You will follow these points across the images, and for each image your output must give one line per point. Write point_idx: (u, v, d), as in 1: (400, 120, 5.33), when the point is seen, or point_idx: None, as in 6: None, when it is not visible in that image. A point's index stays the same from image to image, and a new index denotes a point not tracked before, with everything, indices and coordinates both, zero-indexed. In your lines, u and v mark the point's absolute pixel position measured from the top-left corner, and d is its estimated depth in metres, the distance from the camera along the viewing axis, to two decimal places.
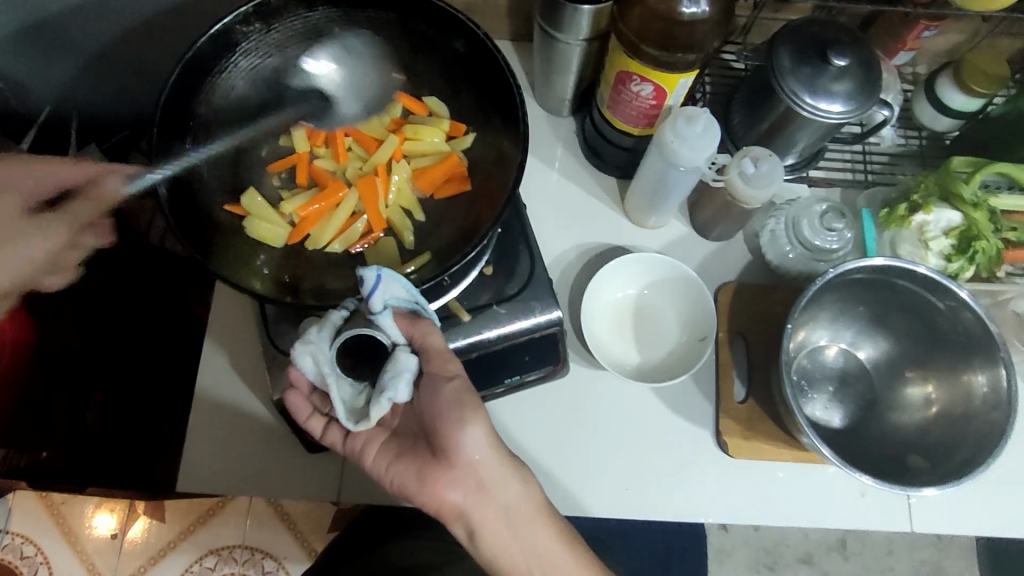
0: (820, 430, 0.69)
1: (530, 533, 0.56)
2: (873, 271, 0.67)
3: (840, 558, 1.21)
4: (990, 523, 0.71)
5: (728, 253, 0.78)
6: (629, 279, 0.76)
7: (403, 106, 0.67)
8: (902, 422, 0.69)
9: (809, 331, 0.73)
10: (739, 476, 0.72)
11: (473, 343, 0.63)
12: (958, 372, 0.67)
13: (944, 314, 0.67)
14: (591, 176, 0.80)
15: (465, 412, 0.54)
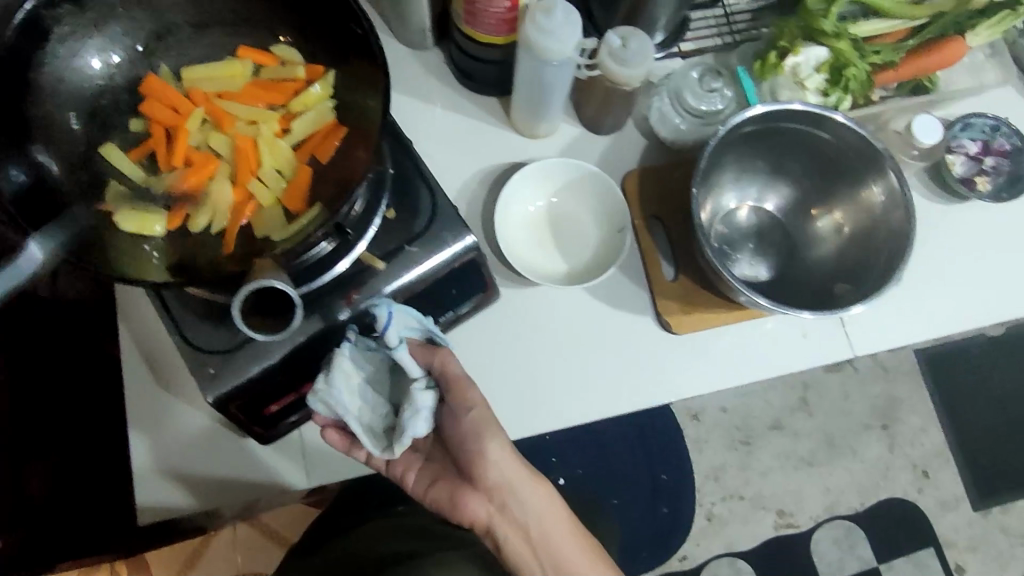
0: (752, 285, 0.72)
1: (552, 546, 0.62)
2: (761, 124, 0.69)
3: (805, 415, 1.57)
4: (920, 329, 0.76)
5: (625, 143, 0.78)
6: (537, 191, 0.75)
7: (253, 60, 0.62)
8: (819, 257, 0.72)
9: (715, 200, 0.74)
10: (688, 351, 0.74)
11: (396, 289, 0.62)
12: (858, 193, 0.70)
13: (834, 142, 0.69)
14: (472, 101, 0.79)
15: (489, 432, 0.62)
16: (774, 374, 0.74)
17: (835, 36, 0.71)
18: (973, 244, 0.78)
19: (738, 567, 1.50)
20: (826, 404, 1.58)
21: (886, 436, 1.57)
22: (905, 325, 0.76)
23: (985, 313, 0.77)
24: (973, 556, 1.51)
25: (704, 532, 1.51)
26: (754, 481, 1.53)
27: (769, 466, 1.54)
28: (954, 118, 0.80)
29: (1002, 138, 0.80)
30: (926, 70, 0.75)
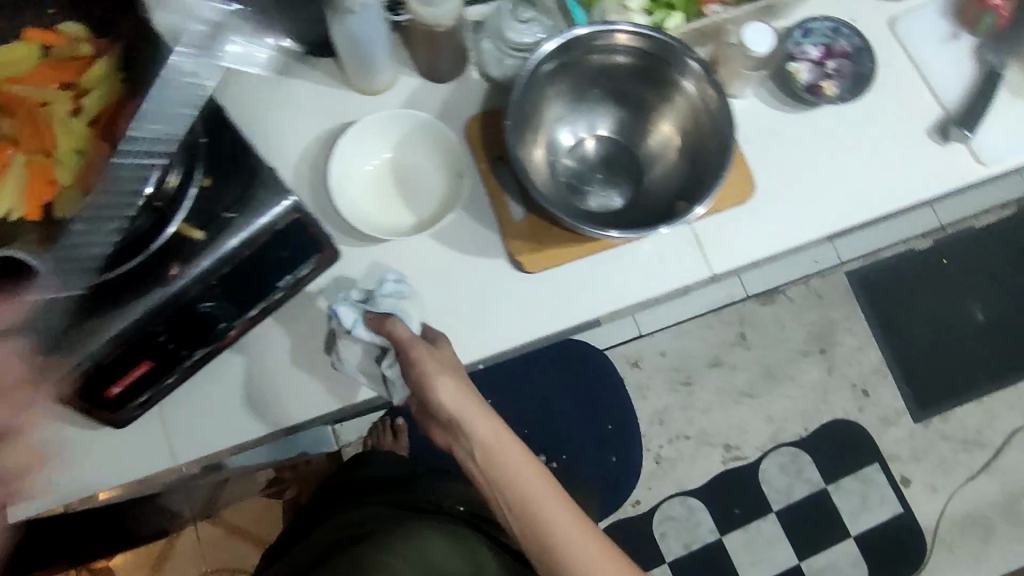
0: (605, 216, 0.73)
1: (504, 477, 0.66)
2: (565, 61, 0.71)
3: (744, 348, 1.58)
4: (778, 238, 0.77)
5: (465, 87, 0.77)
6: (377, 147, 0.75)
7: (39, 41, 0.60)
8: (656, 177, 0.74)
9: (546, 135, 0.74)
10: (546, 288, 0.74)
11: (220, 258, 0.62)
12: (676, 98, 0.72)
13: (645, 58, 0.70)
14: (307, 63, 0.77)
15: (436, 376, 0.66)
16: (637, 299, 0.74)
17: None
18: (822, 151, 0.79)
19: (690, 506, 1.51)
20: (762, 336, 1.59)
21: (825, 359, 1.59)
22: (763, 239, 0.76)
23: (839, 218, 0.78)
24: (917, 467, 1.54)
25: (654, 475, 1.52)
26: (696, 420, 1.55)
27: (710, 403, 1.56)
28: (792, 25, 0.80)
29: (844, 39, 0.79)
30: None
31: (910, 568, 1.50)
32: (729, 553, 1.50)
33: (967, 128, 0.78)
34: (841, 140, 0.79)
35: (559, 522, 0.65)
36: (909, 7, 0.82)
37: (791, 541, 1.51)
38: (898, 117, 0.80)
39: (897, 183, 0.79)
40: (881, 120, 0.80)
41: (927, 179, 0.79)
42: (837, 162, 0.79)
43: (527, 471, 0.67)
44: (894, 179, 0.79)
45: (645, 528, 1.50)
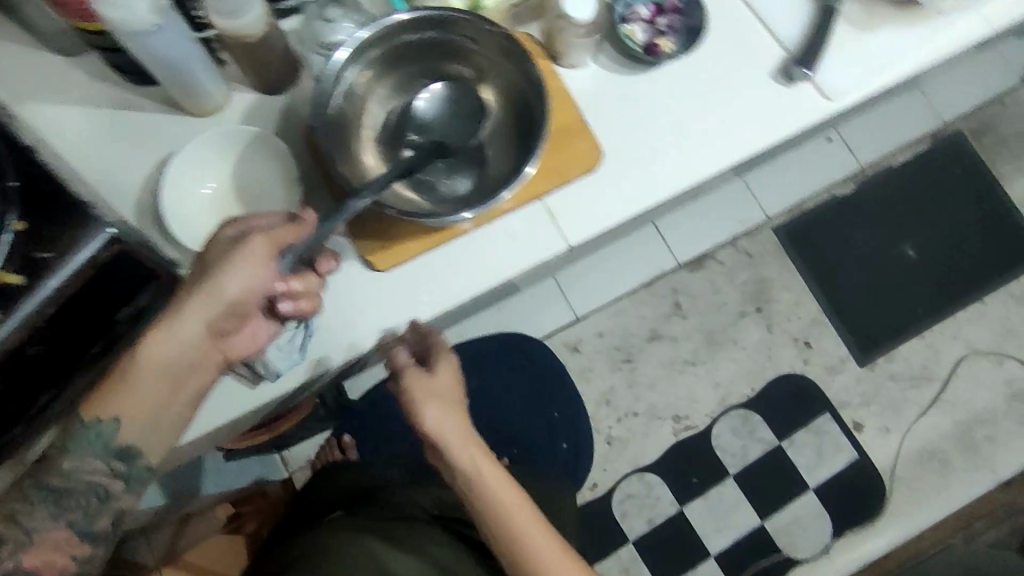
0: (456, 201, 0.74)
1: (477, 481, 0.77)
2: (376, 66, 0.74)
3: (681, 318, 1.58)
4: (634, 200, 0.77)
5: (300, 96, 0.76)
6: (215, 167, 0.74)
7: None
8: (495, 150, 0.76)
9: (379, 139, 0.76)
10: (405, 281, 0.76)
11: (45, 299, 0.60)
12: (481, 66, 0.76)
13: (436, 35, 0.74)
14: (138, 93, 0.76)
15: (424, 399, 0.77)
16: (508, 271, 0.77)
17: None
18: (667, 110, 0.78)
19: (648, 482, 1.51)
20: (698, 304, 1.59)
21: (764, 317, 1.59)
22: (615, 204, 0.77)
23: (693, 175, 0.78)
24: (868, 411, 1.54)
25: (608, 457, 1.52)
26: (644, 395, 1.55)
27: (655, 377, 1.56)
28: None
29: None
30: None
31: (873, 513, 1.50)
32: (692, 524, 1.49)
33: (806, 67, 0.78)
34: (685, 95, 0.79)
35: (527, 528, 0.75)
36: None
37: (752, 502, 1.51)
38: (740, 64, 0.79)
39: (747, 130, 0.79)
40: (722, 71, 0.79)
41: (775, 124, 0.79)
42: (683, 118, 0.78)
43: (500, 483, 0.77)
44: (742, 127, 0.79)
45: (606, 511, 1.50)
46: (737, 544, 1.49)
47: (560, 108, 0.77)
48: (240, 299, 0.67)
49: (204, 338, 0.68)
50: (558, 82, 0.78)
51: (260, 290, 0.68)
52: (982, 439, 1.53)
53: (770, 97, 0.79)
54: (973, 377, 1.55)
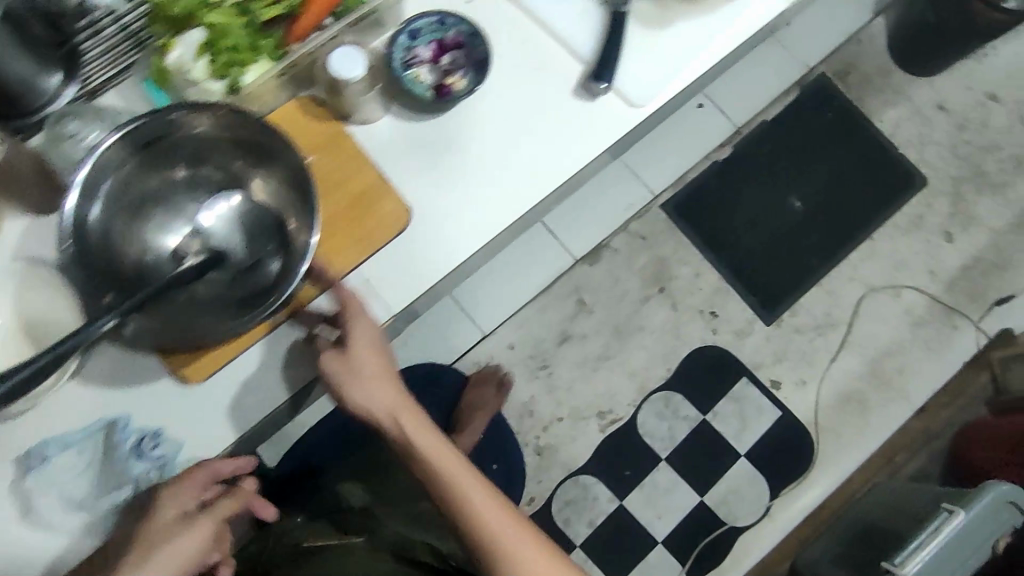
0: (267, 285, 0.68)
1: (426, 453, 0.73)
2: (120, 196, 0.68)
3: (588, 314, 1.57)
4: (456, 248, 0.74)
5: None
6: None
7: None
8: (288, 216, 0.70)
9: (152, 249, 0.70)
10: (236, 379, 0.75)
11: None
12: (231, 141, 0.70)
13: (179, 131, 0.67)
14: None
15: (352, 377, 0.73)
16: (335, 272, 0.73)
17: (198, 14, 0.67)
18: (472, 150, 0.75)
19: (584, 484, 1.50)
20: (602, 297, 1.58)
21: (668, 297, 1.59)
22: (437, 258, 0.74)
23: (511, 213, 0.75)
24: (782, 367, 1.56)
25: (540, 468, 1.51)
26: (564, 399, 1.53)
27: (572, 379, 1.55)
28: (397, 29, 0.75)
29: (454, 30, 0.75)
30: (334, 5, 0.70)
31: (804, 466, 1.52)
32: (633, 516, 1.49)
33: (604, 80, 0.75)
34: (489, 132, 0.75)
35: (485, 510, 0.70)
36: None
37: (687, 481, 1.51)
38: (540, 87, 0.76)
39: (558, 156, 0.76)
40: (522, 99, 0.76)
41: (586, 143, 0.76)
42: (490, 156, 0.75)
43: (457, 470, 0.72)
44: (552, 153, 0.75)
45: (547, 522, 1.49)
46: (680, 526, 1.50)
47: (357, 170, 0.73)
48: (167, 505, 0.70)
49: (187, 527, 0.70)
50: (351, 140, 0.74)
51: (189, 569, 0.69)
52: (894, 372, 1.55)
53: (576, 118, 0.76)
54: (875, 314, 1.59)
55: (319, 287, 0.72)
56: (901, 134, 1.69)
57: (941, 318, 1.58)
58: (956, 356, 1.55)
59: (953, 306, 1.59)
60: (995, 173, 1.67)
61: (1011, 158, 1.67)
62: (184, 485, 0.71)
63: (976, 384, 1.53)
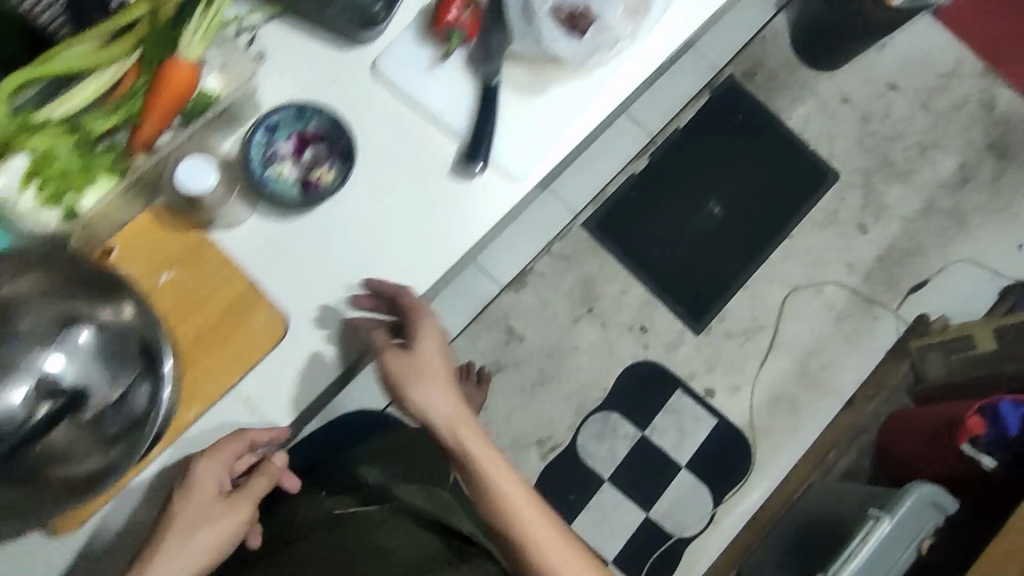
0: (136, 419, 0.62)
1: (483, 470, 0.71)
2: None
3: (519, 340, 1.55)
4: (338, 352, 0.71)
5: None
6: None
7: None
8: (136, 333, 0.62)
9: None
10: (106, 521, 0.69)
11: None
12: (42, 273, 0.60)
13: None
14: None
15: (409, 380, 0.71)
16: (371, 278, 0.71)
17: (21, 138, 0.61)
18: (347, 244, 0.71)
19: None
20: (532, 321, 1.56)
21: (598, 315, 1.58)
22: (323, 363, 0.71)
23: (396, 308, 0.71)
24: (714, 374, 1.58)
25: None
26: (503, 430, 1.52)
27: (509, 408, 1.53)
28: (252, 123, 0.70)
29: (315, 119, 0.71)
30: (175, 109, 0.65)
31: (743, 468, 1.55)
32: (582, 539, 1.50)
33: (478, 160, 0.72)
34: (364, 223, 0.71)
35: (534, 532, 0.69)
36: (385, 48, 0.75)
37: (633, 498, 1.52)
38: (415, 169, 0.73)
39: (441, 243, 0.72)
40: (394, 184, 0.72)
41: (466, 224, 0.73)
42: (367, 249, 0.72)
43: (511, 484, 0.71)
44: (431, 238, 0.72)
45: None
46: (629, 543, 1.51)
47: (226, 280, 0.69)
48: (197, 483, 0.67)
49: (217, 495, 0.69)
50: (215, 249, 0.70)
51: (226, 548, 0.71)
52: (819, 369, 1.60)
53: (453, 196, 0.73)
54: (798, 312, 1.62)
55: (195, 409, 0.69)
56: (810, 130, 1.72)
57: (861, 310, 1.63)
58: (877, 346, 1.61)
59: (871, 297, 1.64)
60: (900, 161, 1.72)
61: (915, 145, 1.72)
62: (205, 469, 0.67)
63: (897, 373, 1.58)
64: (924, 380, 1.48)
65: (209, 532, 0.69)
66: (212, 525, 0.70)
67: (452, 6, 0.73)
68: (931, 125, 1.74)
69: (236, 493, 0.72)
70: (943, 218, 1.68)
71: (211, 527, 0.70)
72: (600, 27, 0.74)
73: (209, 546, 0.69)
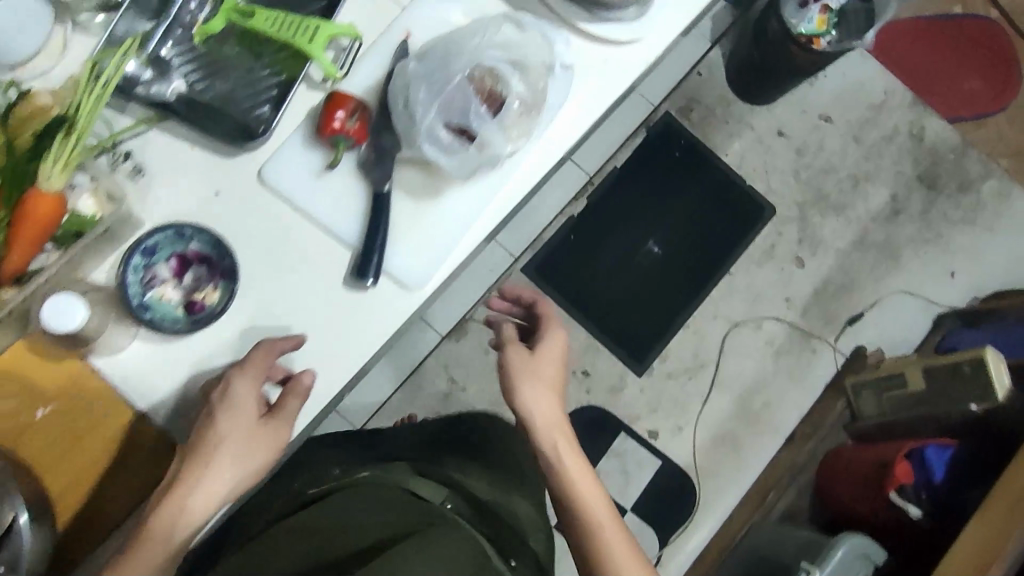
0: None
1: (570, 477, 0.79)
2: None
3: (461, 390, 1.54)
4: None
5: None
6: None
7: None
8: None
9: None
10: None
11: None
12: None
13: None
14: None
15: (522, 376, 0.83)
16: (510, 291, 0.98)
17: None
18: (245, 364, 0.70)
19: None
20: (473, 370, 1.55)
21: None
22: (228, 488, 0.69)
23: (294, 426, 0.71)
24: (657, 417, 1.58)
25: None
26: None
27: None
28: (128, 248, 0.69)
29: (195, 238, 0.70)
30: (41, 241, 0.63)
31: (688, 509, 1.56)
32: None
33: (369, 275, 0.71)
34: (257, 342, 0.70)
35: (615, 548, 0.75)
36: (272, 150, 0.72)
37: None
38: (308, 282, 0.71)
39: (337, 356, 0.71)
40: (284, 298, 0.71)
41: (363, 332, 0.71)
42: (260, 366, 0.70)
43: (597, 497, 0.78)
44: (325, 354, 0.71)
45: None
46: None
47: (110, 411, 0.69)
48: (236, 400, 0.66)
49: (251, 422, 0.66)
50: (97, 380, 0.70)
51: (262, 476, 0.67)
52: (760, 406, 1.62)
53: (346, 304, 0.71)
54: (739, 349, 1.64)
55: (87, 545, 0.70)
56: (747, 165, 1.73)
57: (799, 346, 1.66)
58: (815, 380, 1.64)
59: (809, 332, 1.67)
60: (834, 194, 1.75)
61: (847, 178, 1.76)
62: (235, 398, 0.66)
63: (835, 409, 1.60)
64: (857, 420, 1.50)
65: (258, 431, 0.66)
66: (257, 432, 0.66)
67: (336, 115, 0.70)
68: (862, 157, 1.78)
69: (272, 415, 0.67)
70: (875, 251, 1.73)
71: (248, 447, 0.66)
72: (489, 127, 0.72)
73: (222, 488, 0.64)
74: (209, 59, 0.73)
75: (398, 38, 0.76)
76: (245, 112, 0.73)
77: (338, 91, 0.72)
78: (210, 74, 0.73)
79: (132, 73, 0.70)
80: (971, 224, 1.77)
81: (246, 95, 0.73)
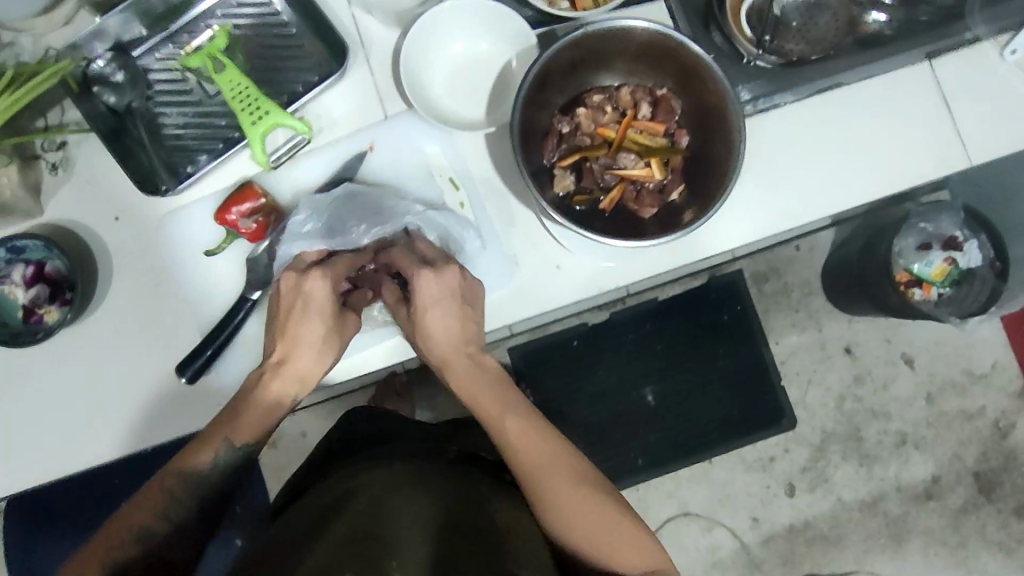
0: None
1: (480, 394, 0.77)
2: None
3: None
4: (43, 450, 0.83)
5: None
6: None
7: None
8: None
9: None
10: None
11: None
12: None
13: None
14: None
15: (423, 313, 0.78)
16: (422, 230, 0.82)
17: None
18: (79, 354, 0.83)
19: None
20: None
21: None
22: (22, 459, 0.83)
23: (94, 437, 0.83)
24: None
25: None
26: None
27: None
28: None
29: (56, 260, 0.81)
30: None
31: None
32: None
33: (186, 373, 0.79)
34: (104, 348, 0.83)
35: (530, 462, 0.73)
36: (181, 204, 0.84)
37: None
38: (168, 316, 0.83)
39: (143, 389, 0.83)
40: (126, 316, 0.83)
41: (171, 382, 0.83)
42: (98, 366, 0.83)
43: (529, 439, 0.74)
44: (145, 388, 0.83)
45: None
46: None
47: None
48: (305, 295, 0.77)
49: (326, 306, 0.78)
50: None
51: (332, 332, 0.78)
52: None
53: (170, 342, 0.83)
54: (676, 540, 1.51)
55: None
56: (792, 366, 1.54)
57: (740, 570, 1.51)
58: None
59: (758, 563, 1.52)
60: (870, 443, 1.54)
61: (894, 433, 1.54)
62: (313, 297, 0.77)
63: None
64: None
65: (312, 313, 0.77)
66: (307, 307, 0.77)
67: (237, 206, 0.80)
68: (923, 420, 1.54)
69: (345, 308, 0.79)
70: (880, 521, 1.52)
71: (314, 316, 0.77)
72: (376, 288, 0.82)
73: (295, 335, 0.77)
74: (176, 82, 0.83)
75: (360, 147, 0.84)
76: (182, 139, 0.84)
77: (253, 183, 0.82)
78: (170, 97, 0.84)
79: (99, 67, 0.81)
80: (1003, 550, 1.53)
81: (187, 126, 0.84)
